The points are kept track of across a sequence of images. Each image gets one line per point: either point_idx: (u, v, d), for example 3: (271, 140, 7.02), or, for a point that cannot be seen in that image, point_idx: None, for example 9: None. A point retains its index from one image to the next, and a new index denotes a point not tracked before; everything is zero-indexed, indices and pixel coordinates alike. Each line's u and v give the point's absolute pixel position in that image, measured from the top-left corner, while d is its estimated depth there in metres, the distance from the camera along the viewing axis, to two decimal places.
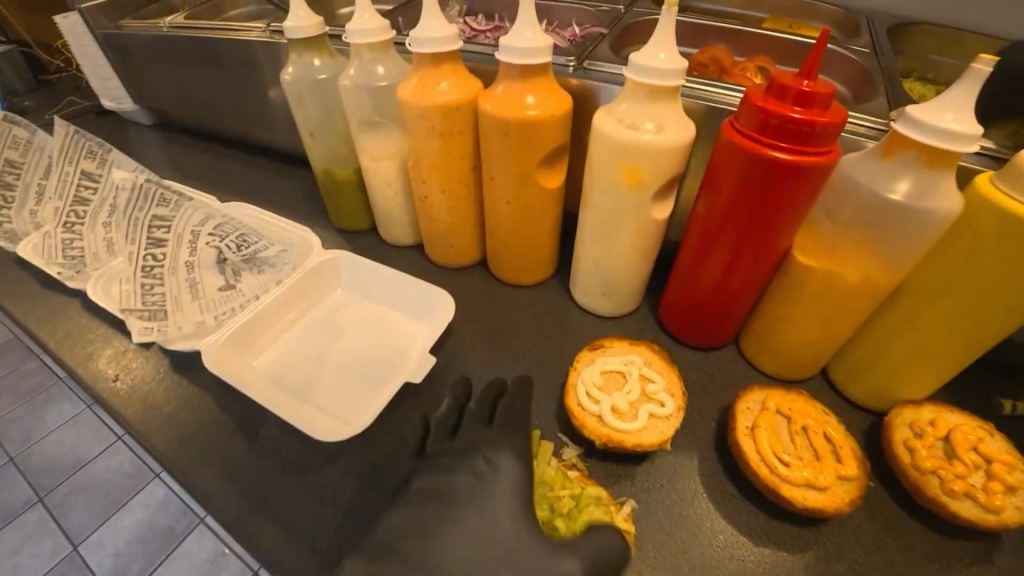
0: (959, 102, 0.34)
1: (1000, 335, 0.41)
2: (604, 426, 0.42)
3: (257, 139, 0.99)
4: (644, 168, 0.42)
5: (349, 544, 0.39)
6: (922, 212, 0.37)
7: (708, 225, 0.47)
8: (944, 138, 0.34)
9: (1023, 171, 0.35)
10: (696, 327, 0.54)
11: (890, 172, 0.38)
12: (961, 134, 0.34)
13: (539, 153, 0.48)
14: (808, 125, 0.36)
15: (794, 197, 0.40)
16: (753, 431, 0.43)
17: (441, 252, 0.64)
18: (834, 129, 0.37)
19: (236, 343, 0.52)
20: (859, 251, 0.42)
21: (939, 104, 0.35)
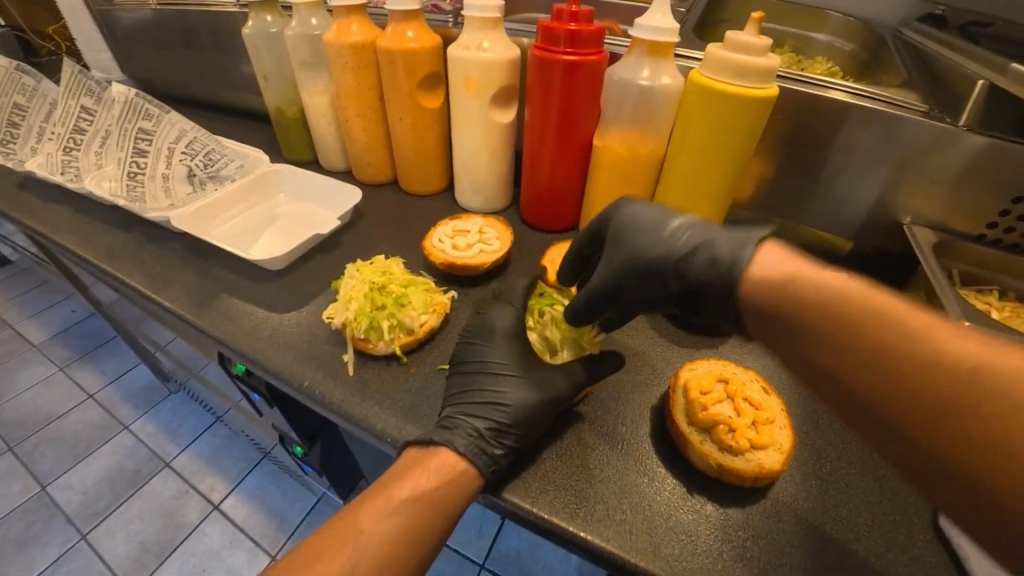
0: (661, 8, 0.52)
1: (724, 185, 0.59)
2: (445, 254, 0.60)
3: (228, 101, 1.17)
4: (480, 78, 0.60)
5: (263, 325, 0.56)
6: (656, 93, 0.55)
7: (535, 125, 0.64)
8: (654, 33, 0.52)
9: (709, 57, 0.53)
10: (543, 211, 0.71)
11: (636, 68, 0.56)
12: (663, 29, 0.52)
13: (420, 77, 0.67)
14: (577, 35, 0.54)
15: (581, 92, 0.58)
16: (555, 261, 0.61)
17: (363, 169, 0.82)
18: (597, 38, 0.55)
19: (197, 216, 0.70)
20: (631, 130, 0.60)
21: (650, 12, 0.53)
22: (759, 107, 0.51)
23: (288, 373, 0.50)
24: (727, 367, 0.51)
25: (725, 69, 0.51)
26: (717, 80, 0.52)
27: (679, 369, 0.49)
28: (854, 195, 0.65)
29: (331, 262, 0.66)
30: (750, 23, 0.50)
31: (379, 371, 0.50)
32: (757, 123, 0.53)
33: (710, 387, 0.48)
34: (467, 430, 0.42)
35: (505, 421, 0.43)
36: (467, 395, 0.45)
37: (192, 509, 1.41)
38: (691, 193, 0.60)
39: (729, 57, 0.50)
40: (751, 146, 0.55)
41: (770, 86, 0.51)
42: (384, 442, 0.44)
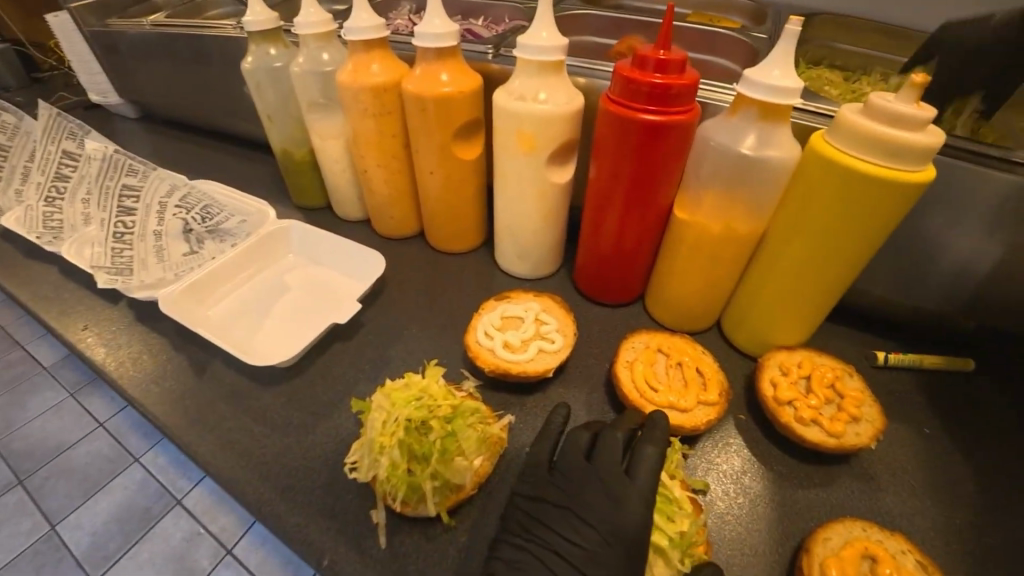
0: (781, 60, 0.40)
1: (844, 276, 0.46)
2: (495, 357, 0.47)
3: (233, 128, 1.07)
4: (536, 135, 0.47)
5: (271, 453, 0.45)
6: (764, 165, 0.42)
7: (598, 190, 0.51)
8: (773, 94, 0.39)
9: (841, 125, 0.40)
10: (600, 286, 0.59)
11: (739, 132, 0.43)
12: (786, 88, 0.39)
13: (455, 126, 0.54)
14: (665, 90, 0.41)
15: (664, 157, 0.45)
16: (632, 364, 0.48)
17: (384, 223, 0.70)
18: (690, 92, 0.42)
19: (190, 293, 0.59)
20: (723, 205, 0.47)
21: (767, 65, 0.40)
22: (910, 193, 0.38)
23: (299, 539, 0.39)
24: (869, 533, 0.40)
25: (867, 145, 0.38)
26: (851, 156, 0.39)
27: (810, 540, 0.39)
28: (1002, 275, 0.51)
29: (350, 353, 0.55)
30: (907, 88, 0.36)
31: (418, 539, 0.38)
32: (904, 210, 0.40)
33: (853, 568, 0.37)
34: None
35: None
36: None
37: (204, 554, 1.33)
38: (799, 283, 0.48)
39: (875, 130, 0.37)
40: (889, 233, 0.42)
41: (926, 166, 0.38)
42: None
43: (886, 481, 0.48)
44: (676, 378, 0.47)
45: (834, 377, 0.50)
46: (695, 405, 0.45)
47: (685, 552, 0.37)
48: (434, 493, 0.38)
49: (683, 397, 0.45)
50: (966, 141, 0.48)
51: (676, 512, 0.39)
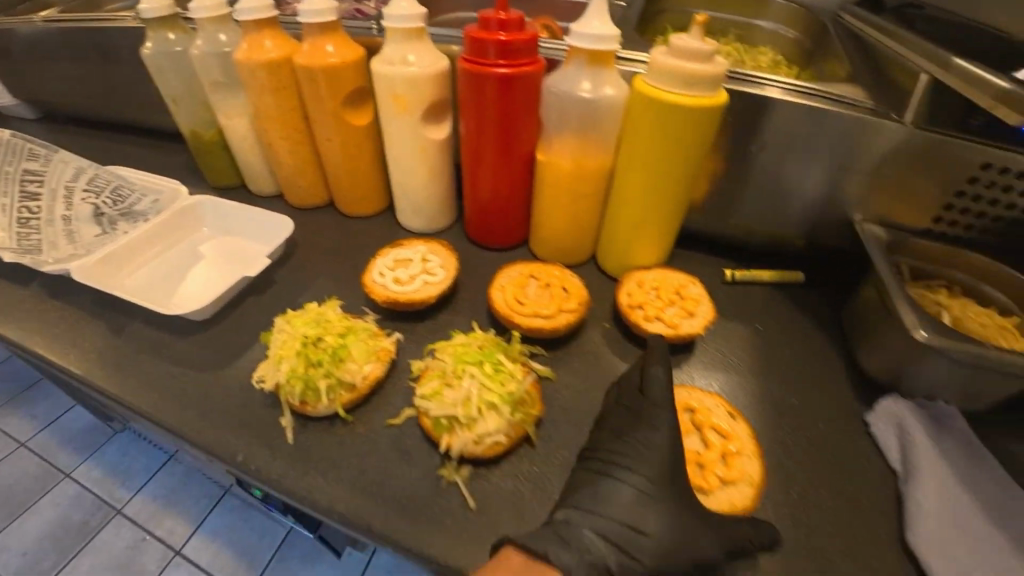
0: (598, 15, 0.49)
1: (677, 196, 0.55)
2: (387, 290, 0.54)
3: (143, 120, 1.07)
4: (407, 94, 0.54)
5: (191, 390, 0.50)
6: (600, 103, 0.52)
7: (472, 143, 0.59)
8: (594, 41, 0.49)
9: (654, 65, 0.48)
10: (489, 231, 0.67)
11: (576, 78, 0.52)
12: (603, 36, 0.48)
13: (345, 94, 0.61)
14: (509, 46, 0.50)
15: (520, 105, 0.54)
16: (506, 287, 0.55)
17: (294, 194, 0.75)
18: (531, 47, 0.51)
19: (104, 265, 0.62)
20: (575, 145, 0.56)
21: (588, 18, 0.49)
22: (712, 114, 0.48)
23: (219, 448, 0.44)
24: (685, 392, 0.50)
25: (673, 78, 0.47)
26: (663, 89, 0.48)
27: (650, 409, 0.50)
28: (798, 194, 0.64)
29: (265, 305, 0.60)
30: (694, 27, 0.46)
31: (322, 434, 0.45)
32: (710, 131, 0.50)
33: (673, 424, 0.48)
34: (593, 558, 0.36)
35: (650, 554, 0.38)
36: (600, 507, 0.39)
37: (152, 558, 1.31)
38: (645, 207, 0.56)
39: (677, 64, 0.46)
40: (704, 153, 0.52)
41: (719, 92, 0.48)
42: (332, 520, 0.40)
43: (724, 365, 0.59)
44: (541, 293, 0.55)
45: (679, 285, 0.59)
46: (558, 312, 0.53)
47: (514, 407, 0.42)
48: (329, 393, 0.44)
49: (546, 307, 0.53)
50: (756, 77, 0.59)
51: (507, 378, 0.43)
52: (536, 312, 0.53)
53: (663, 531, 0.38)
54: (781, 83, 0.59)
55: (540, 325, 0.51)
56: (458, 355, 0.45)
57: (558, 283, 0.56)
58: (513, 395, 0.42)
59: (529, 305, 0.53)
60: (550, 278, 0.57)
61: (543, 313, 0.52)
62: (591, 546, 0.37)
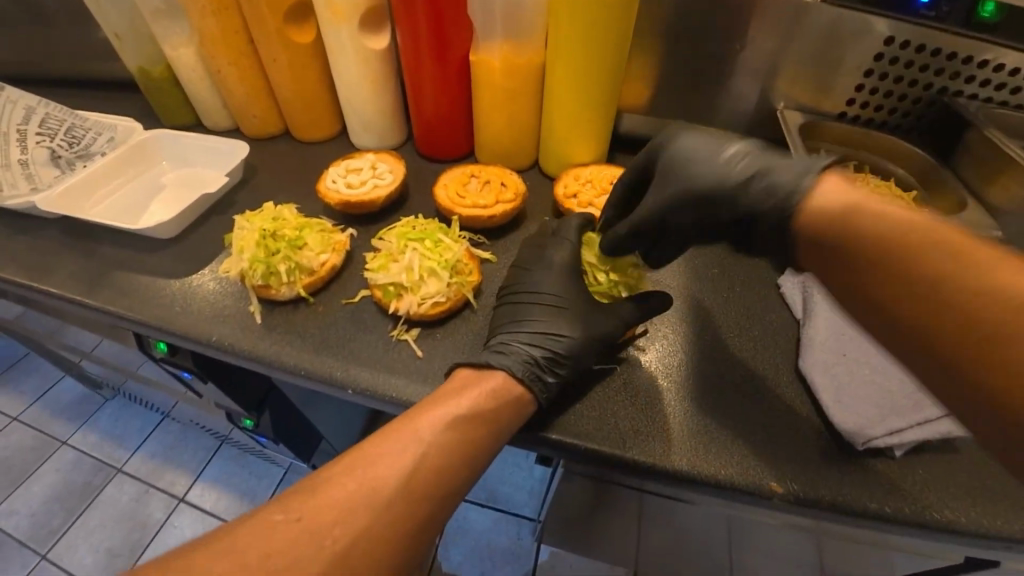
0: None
1: (605, 87, 0.59)
2: (339, 194, 0.58)
3: (90, 73, 1.05)
4: (340, 0, 0.56)
5: (166, 294, 0.54)
6: None
7: (407, 49, 0.61)
8: None
9: None
10: (437, 143, 0.70)
11: None
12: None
13: (284, 9, 0.62)
14: None
15: (448, 3, 0.56)
16: (449, 185, 0.60)
17: (249, 124, 0.77)
18: None
19: (67, 198, 0.65)
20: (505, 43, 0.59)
21: None
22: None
23: (194, 334, 0.49)
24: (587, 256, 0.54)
25: None
26: None
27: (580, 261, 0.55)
28: (724, 87, 0.68)
29: (229, 223, 0.64)
30: None
31: (287, 315, 0.49)
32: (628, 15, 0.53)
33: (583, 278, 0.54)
34: (526, 357, 0.43)
35: (567, 345, 0.44)
36: (526, 325, 0.46)
37: (156, 507, 1.37)
38: (577, 100, 0.60)
39: None
40: (625, 38, 0.55)
41: None
42: (300, 377, 0.45)
43: None
44: (479, 187, 0.60)
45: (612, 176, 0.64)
46: (495, 202, 0.57)
47: (452, 272, 0.47)
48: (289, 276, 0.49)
49: (484, 198, 0.57)
50: None
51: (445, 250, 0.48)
52: (474, 202, 0.57)
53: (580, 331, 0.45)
54: None
55: (479, 213, 0.56)
56: (402, 235, 0.50)
57: (495, 177, 0.61)
58: (450, 263, 0.48)
59: (467, 198, 0.58)
60: (486, 173, 0.61)
61: (482, 203, 0.57)
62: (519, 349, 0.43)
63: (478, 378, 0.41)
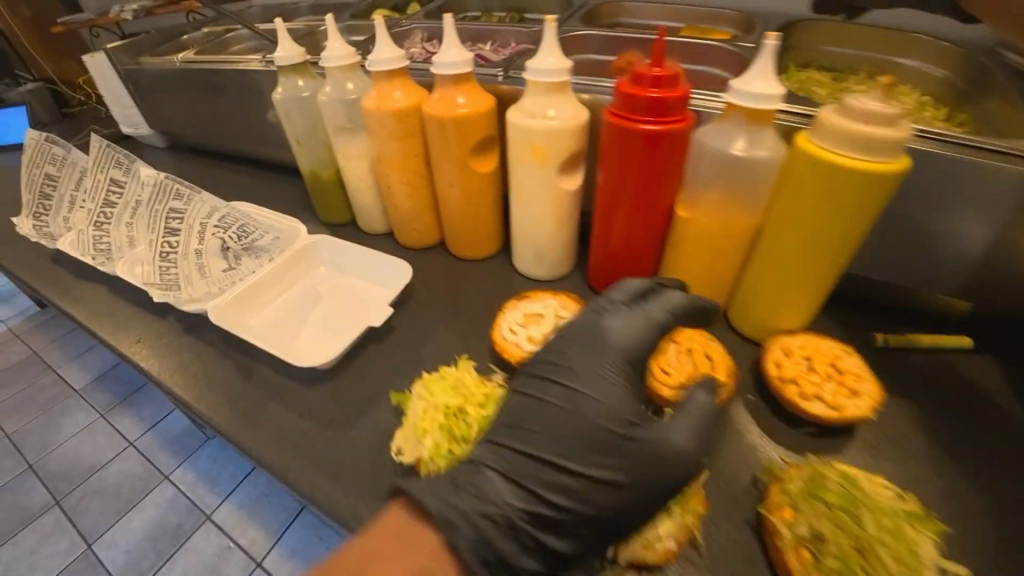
0: (763, 72, 0.46)
1: (833, 262, 0.51)
2: (521, 350, 0.53)
3: (256, 153, 1.13)
4: (546, 148, 0.54)
5: (321, 445, 0.50)
6: (755, 163, 0.49)
7: (607, 192, 0.58)
8: (758, 101, 0.46)
9: (824, 125, 0.46)
10: (616, 280, 0.66)
11: (730, 136, 0.50)
12: (762, 96, 0.46)
13: (473, 142, 0.60)
14: (662, 103, 0.49)
15: (664, 161, 0.52)
16: (646, 354, 0.54)
17: (407, 235, 0.75)
18: (682, 104, 0.50)
19: (237, 305, 0.64)
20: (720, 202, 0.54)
21: (753, 76, 0.47)
22: (888, 183, 0.44)
23: (352, 518, 0.43)
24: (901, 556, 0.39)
25: (844, 140, 0.44)
26: (835, 151, 0.45)
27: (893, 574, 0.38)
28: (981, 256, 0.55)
29: (384, 354, 0.60)
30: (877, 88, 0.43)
31: None
32: (881, 200, 0.46)
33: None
34: (501, 506, 0.41)
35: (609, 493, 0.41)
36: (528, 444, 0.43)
37: (235, 568, 1.35)
38: (793, 271, 0.53)
39: (852, 126, 0.43)
40: (872, 220, 0.47)
41: (899, 158, 0.44)
42: None
43: (889, 450, 0.51)
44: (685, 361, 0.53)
45: (834, 356, 0.55)
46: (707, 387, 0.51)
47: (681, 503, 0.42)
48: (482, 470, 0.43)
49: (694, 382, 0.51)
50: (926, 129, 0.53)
51: None
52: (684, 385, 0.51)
53: (617, 481, 0.41)
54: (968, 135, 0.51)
55: None
56: None
57: (701, 351, 0.54)
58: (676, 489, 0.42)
59: (674, 377, 0.52)
60: (689, 342, 0.55)
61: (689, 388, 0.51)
62: (494, 497, 0.41)
63: (433, 551, 0.37)
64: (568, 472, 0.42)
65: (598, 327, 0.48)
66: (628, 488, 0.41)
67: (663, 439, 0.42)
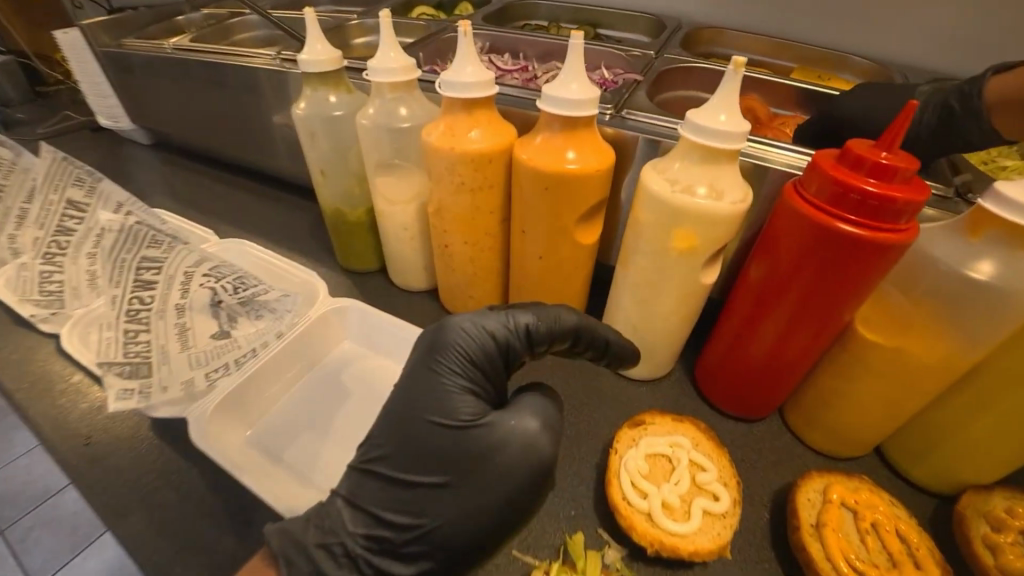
0: None
1: None
2: (654, 526, 0.37)
3: (256, 165, 0.94)
4: (697, 233, 0.39)
5: None
6: (1006, 296, 0.35)
7: (760, 294, 0.44)
8: None
9: None
10: (738, 397, 0.50)
11: (972, 252, 0.36)
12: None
13: (580, 209, 0.43)
14: (886, 202, 0.34)
15: (862, 275, 0.37)
16: (821, 532, 0.39)
17: (457, 303, 0.58)
18: (913, 209, 0.34)
19: (230, 408, 0.46)
20: (930, 333, 0.39)
21: None
22: None
23: None
24: None
25: None
26: None
27: None
28: None
29: None
30: None
31: None
32: None
33: None
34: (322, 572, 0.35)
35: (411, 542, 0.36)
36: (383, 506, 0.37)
37: None
38: (1014, 427, 0.40)
39: None
40: None
41: None
42: None
43: None
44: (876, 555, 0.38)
45: None
46: None
47: None
48: None
49: None
50: None
51: None
52: None
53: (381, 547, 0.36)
54: None
55: None
56: None
57: (894, 536, 0.39)
58: None
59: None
60: (874, 520, 0.40)
61: None
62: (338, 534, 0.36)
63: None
64: (413, 487, 0.37)
65: (442, 327, 0.39)
66: (459, 499, 0.36)
67: (503, 423, 0.37)
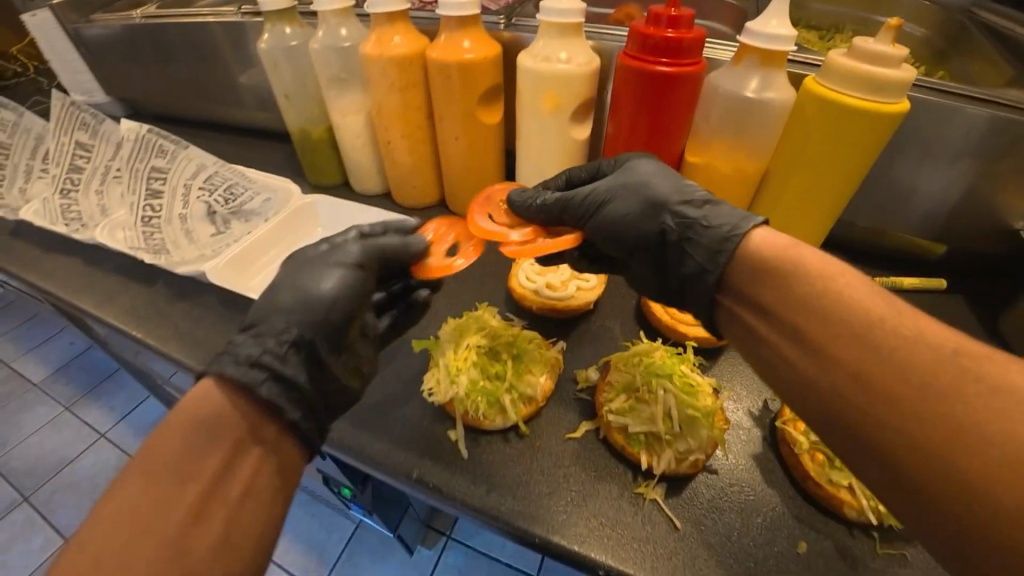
0: (778, 14, 0.47)
1: (836, 203, 0.54)
2: (539, 296, 0.53)
3: (227, 119, 1.06)
4: (558, 92, 0.54)
5: None
6: (765, 105, 0.50)
7: (619, 141, 0.59)
8: (773, 42, 0.46)
9: (831, 68, 0.47)
10: None
11: (743, 78, 0.51)
12: (783, 36, 0.46)
13: (480, 90, 0.58)
14: (677, 43, 0.48)
15: (676, 104, 0.53)
16: None
17: (405, 193, 0.73)
18: (698, 46, 0.50)
19: (233, 268, 0.62)
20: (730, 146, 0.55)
21: (768, 16, 0.47)
22: (894, 123, 0.46)
23: (388, 463, 0.41)
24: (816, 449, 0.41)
25: (852, 80, 0.45)
26: (844, 93, 0.46)
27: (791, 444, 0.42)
28: (953, 199, 0.58)
29: None
30: (884, 31, 0.43)
31: (496, 450, 0.42)
32: (883, 139, 0.47)
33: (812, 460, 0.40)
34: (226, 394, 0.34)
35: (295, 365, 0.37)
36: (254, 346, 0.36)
37: None
38: (797, 211, 0.56)
39: (863, 67, 0.44)
40: (874, 157, 0.49)
41: (902, 99, 0.45)
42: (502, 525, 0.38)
43: None
44: None
45: None
46: None
47: (710, 422, 0.41)
48: (511, 402, 0.43)
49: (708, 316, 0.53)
50: (937, 83, 0.54)
51: (699, 391, 0.43)
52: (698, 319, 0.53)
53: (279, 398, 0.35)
54: (970, 91, 0.53)
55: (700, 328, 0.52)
56: (644, 367, 0.45)
57: None
58: (709, 410, 0.42)
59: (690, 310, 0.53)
60: None
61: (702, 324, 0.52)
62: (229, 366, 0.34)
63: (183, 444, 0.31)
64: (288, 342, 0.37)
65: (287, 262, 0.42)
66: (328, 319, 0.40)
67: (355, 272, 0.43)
